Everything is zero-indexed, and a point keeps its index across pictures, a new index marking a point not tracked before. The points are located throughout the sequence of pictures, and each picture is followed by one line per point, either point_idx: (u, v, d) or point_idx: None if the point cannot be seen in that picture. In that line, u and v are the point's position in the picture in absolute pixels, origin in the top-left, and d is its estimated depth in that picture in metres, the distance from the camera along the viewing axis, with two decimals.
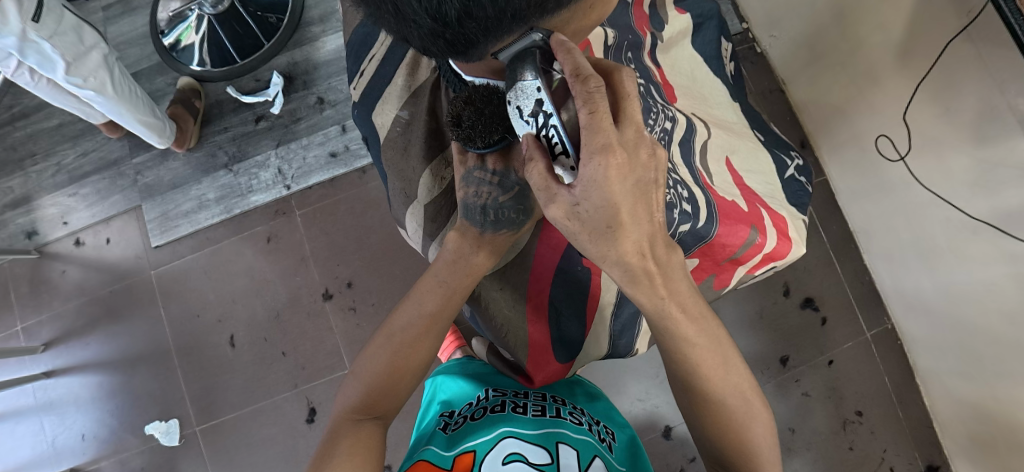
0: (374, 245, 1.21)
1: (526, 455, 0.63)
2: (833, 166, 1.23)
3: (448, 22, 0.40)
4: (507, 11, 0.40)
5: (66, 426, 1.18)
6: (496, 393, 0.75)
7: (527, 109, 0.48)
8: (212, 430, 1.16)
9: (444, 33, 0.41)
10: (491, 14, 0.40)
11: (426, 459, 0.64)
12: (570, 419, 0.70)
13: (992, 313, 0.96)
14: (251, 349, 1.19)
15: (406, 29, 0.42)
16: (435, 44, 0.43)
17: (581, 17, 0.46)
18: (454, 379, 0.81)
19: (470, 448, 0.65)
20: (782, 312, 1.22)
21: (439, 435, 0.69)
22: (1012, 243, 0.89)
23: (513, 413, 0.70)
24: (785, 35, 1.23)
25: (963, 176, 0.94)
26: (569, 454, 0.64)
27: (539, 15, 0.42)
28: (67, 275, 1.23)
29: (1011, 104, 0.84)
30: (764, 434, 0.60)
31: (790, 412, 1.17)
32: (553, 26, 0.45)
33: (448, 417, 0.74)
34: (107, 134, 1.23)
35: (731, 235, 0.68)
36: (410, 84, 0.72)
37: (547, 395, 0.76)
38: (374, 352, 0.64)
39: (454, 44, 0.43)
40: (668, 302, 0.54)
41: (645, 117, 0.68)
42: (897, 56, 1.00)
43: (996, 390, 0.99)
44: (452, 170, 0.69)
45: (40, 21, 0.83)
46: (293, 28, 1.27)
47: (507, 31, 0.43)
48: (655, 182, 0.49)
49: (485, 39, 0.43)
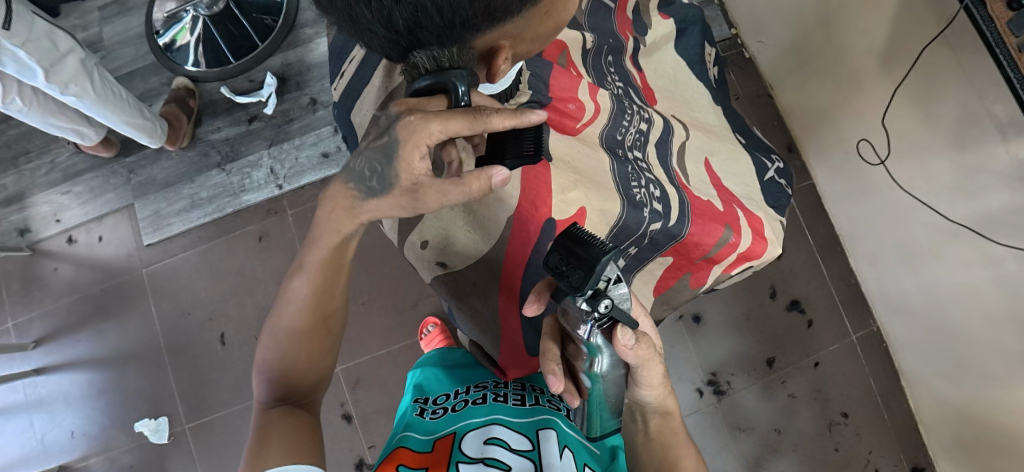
0: (364, 245, 1.22)
1: (506, 438, 0.65)
2: (819, 170, 1.24)
3: (401, 31, 0.41)
4: (456, 21, 0.41)
5: (56, 423, 1.18)
6: (478, 387, 0.77)
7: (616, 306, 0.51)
8: (203, 428, 1.17)
9: (399, 40, 0.43)
10: (440, 24, 0.41)
11: (406, 445, 0.65)
12: (547, 405, 0.74)
13: (976, 316, 0.98)
14: (241, 348, 1.19)
15: (366, 38, 0.44)
16: (393, 50, 0.44)
17: (539, 24, 0.46)
18: (434, 370, 0.83)
19: (453, 433, 0.67)
20: (768, 314, 1.22)
21: (417, 422, 0.71)
22: (994, 247, 0.91)
23: (496, 402, 0.72)
24: (773, 41, 1.24)
25: (944, 181, 0.97)
26: (549, 438, 0.66)
27: (489, 24, 0.42)
28: (59, 272, 1.23)
29: (989, 110, 0.86)
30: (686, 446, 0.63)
31: (777, 413, 1.18)
32: (509, 33, 0.45)
33: (424, 404, 0.76)
34: (101, 152, 1.22)
35: (704, 234, 0.69)
36: (386, 86, 0.63)
37: (526, 385, 0.79)
38: (274, 348, 0.61)
39: (411, 51, 0.44)
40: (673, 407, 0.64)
41: (620, 119, 0.69)
42: (881, 62, 1.01)
43: (980, 392, 1.01)
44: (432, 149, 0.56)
45: (12, 29, 0.83)
46: (288, 29, 1.29)
47: (462, 39, 0.43)
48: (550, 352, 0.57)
49: (440, 47, 0.44)
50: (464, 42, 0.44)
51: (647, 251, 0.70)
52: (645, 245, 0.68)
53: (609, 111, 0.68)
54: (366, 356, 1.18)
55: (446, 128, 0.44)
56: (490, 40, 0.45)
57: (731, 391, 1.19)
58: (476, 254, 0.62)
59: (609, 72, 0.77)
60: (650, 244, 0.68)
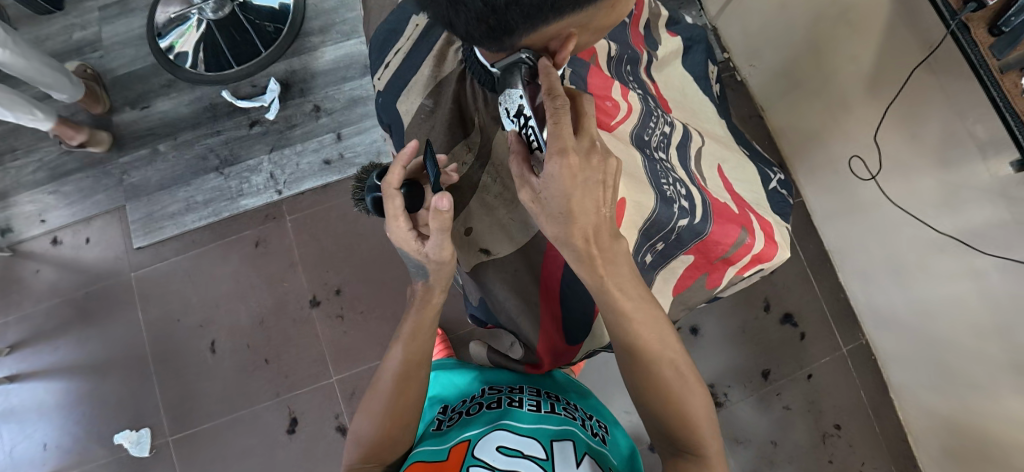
0: (364, 253, 1.20)
1: (518, 446, 0.64)
2: (810, 189, 1.29)
3: (497, 8, 0.43)
4: (549, 2, 0.43)
5: (27, 434, 1.12)
6: (492, 391, 0.76)
7: (512, 110, 0.54)
8: (188, 441, 1.12)
9: (489, 17, 0.44)
10: (535, 3, 0.42)
11: (420, 457, 0.65)
12: (565, 414, 0.71)
13: (963, 326, 1.02)
14: (232, 356, 1.15)
15: (454, 14, 0.45)
16: (477, 28, 0.46)
17: (605, 15, 0.49)
18: (447, 374, 0.83)
19: (466, 439, 0.66)
20: (762, 327, 1.25)
21: (434, 432, 0.71)
22: (979, 259, 0.96)
23: (511, 407, 0.71)
24: (764, 65, 1.31)
25: (930, 197, 1.02)
26: (565, 449, 0.64)
27: (573, 8, 0.45)
28: (40, 275, 1.18)
29: (970, 131, 0.92)
30: (643, 326, 0.61)
31: (772, 426, 1.20)
32: (579, 21, 0.48)
33: (442, 414, 0.75)
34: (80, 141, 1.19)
35: (725, 234, 0.70)
36: (436, 75, 0.67)
37: (541, 391, 0.77)
38: (362, 418, 0.67)
39: (494, 30, 0.46)
40: (613, 282, 0.59)
41: (647, 120, 0.72)
42: (869, 86, 1.08)
43: (970, 403, 1.04)
44: (474, 155, 0.64)
45: None
46: (293, 36, 1.28)
47: (544, 21, 0.45)
48: (603, 184, 0.54)
49: (522, 27, 0.46)
50: (545, 24, 0.46)
51: (671, 247, 0.71)
52: (671, 241, 0.69)
53: (638, 112, 0.72)
54: (362, 366, 1.15)
55: (393, 207, 0.59)
56: (562, 26, 0.48)
57: (728, 403, 1.21)
58: (522, 231, 0.64)
59: (629, 79, 0.79)
60: (676, 240, 0.69)
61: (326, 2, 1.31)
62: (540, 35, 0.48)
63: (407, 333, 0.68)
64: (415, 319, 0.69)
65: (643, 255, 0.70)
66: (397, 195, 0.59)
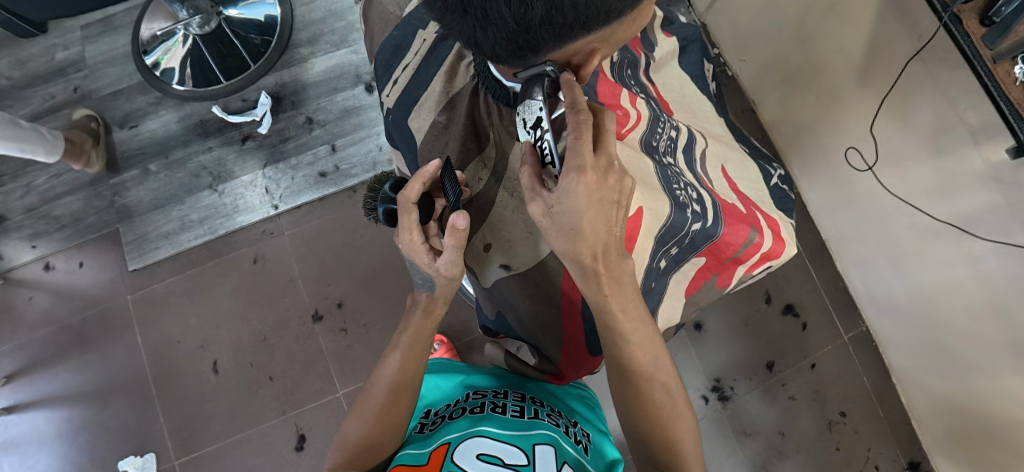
0: (364, 265, 1.19)
1: (498, 454, 0.63)
2: (805, 180, 1.30)
3: (529, 28, 0.45)
4: (579, 19, 0.45)
5: (29, 465, 1.10)
6: (476, 396, 0.75)
7: (529, 121, 0.52)
8: (194, 463, 1.10)
9: (520, 37, 0.46)
10: (567, 21, 0.44)
11: (402, 461, 0.64)
12: (548, 420, 0.70)
13: (959, 309, 1.04)
14: (236, 375, 1.14)
15: (482, 33, 0.46)
16: (505, 48, 0.47)
17: (627, 28, 0.51)
18: (433, 377, 0.81)
19: (445, 442, 0.64)
20: (765, 319, 1.27)
21: (416, 436, 0.70)
22: (974, 243, 0.98)
23: (492, 412, 0.70)
24: (755, 60, 1.32)
25: (924, 184, 1.03)
26: (544, 455, 0.63)
27: (601, 23, 0.47)
28: (33, 302, 1.16)
29: (961, 117, 0.93)
30: (640, 342, 0.62)
31: (778, 416, 1.21)
32: (604, 35, 0.49)
33: (425, 418, 0.75)
34: None
35: (735, 234, 0.71)
36: (448, 91, 0.66)
37: (525, 397, 0.76)
38: (351, 423, 0.66)
39: (522, 48, 0.47)
40: (617, 299, 0.60)
41: (654, 126, 0.74)
42: (859, 77, 1.09)
43: (969, 385, 1.06)
44: (490, 173, 0.64)
45: None
46: (282, 48, 1.27)
47: (573, 38, 0.47)
48: (617, 203, 0.54)
49: (550, 45, 0.47)
50: (572, 40, 0.48)
51: (684, 251, 0.71)
52: (684, 246, 0.70)
53: (646, 118, 0.73)
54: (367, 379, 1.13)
55: (409, 222, 0.59)
56: (587, 42, 0.49)
57: (734, 396, 1.23)
58: (536, 255, 0.63)
59: (631, 83, 0.79)
60: (689, 244, 0.69)
61: (314, 13, 1.29)
62: (567, 50, 0.49)
63: (406, 341, 0.68)
64: (414, 325, 0.69)
65: (657, 261, 0.70)
66: (414, 209, 0.58)
